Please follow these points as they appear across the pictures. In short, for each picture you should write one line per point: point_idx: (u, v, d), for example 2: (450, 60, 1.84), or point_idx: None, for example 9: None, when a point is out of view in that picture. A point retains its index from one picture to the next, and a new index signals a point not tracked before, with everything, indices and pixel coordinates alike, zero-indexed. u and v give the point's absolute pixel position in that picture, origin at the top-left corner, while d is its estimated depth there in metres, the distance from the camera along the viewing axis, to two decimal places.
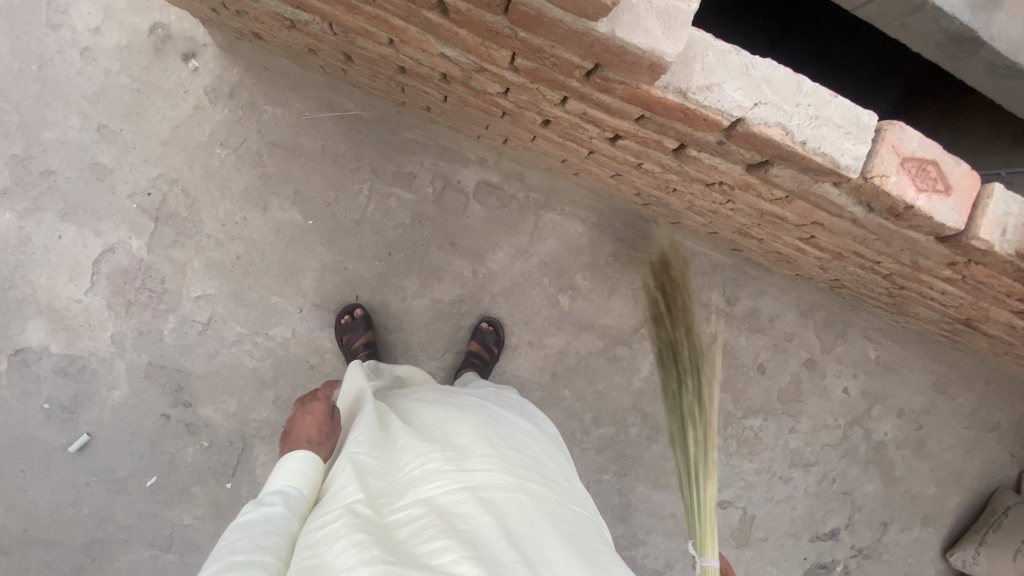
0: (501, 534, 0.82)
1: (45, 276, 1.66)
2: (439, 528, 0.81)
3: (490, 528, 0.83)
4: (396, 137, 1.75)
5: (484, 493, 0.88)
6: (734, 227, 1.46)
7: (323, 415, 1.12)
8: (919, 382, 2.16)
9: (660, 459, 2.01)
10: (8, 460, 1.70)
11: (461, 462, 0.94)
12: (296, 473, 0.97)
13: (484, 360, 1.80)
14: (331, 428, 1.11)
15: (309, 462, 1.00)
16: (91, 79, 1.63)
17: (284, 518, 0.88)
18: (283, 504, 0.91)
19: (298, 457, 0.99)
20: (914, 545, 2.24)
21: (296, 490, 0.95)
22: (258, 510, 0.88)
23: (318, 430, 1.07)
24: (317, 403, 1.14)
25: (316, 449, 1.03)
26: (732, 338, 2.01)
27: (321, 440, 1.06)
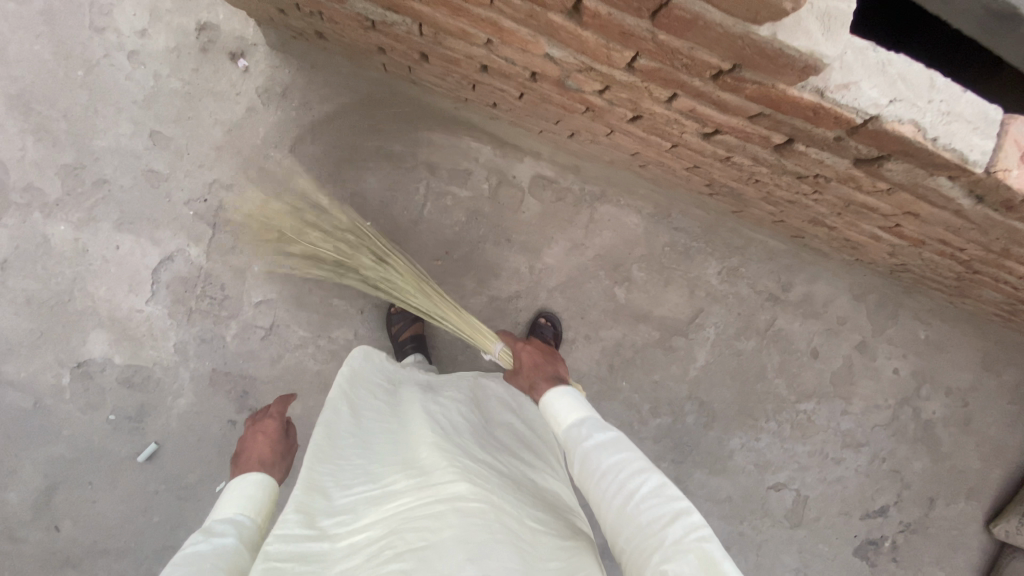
0: (461, 546, 0.76)
1: (105, 286, 1.63)
2: (396, 550, 0.76)
3: (452, 542, 0.76)
4: (450, 133, 1.72)
5: (448, 506, 0.82)
6: (808, 216, 1.44)
7: (276, 434, 1.13)
8: (968, 360, 2.15)
9: (716, 444, 2.06)
10: (75, 473, 1.68)
11: (424, 479, 0.88)
12: (245, 497, 0.96)
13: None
14: (285, 446, 1.12)
15: (262, 485, 0.99)
16: (141, 84, 1.58)
17: (234, 550, 0.84)
18: (234, 532, 0.88)
19: (249, 480, 0.98)
20: (958, 518, 2.22)
21: (246, 515, 0.93)
22: (207, 540, 0.83)
23: (270, 449, 1.08)
24: (269, 423, 1.16)
25: (270, 470, 1.04)
26: (786, 324, 2.01)
27: (274, 459, 1.07)
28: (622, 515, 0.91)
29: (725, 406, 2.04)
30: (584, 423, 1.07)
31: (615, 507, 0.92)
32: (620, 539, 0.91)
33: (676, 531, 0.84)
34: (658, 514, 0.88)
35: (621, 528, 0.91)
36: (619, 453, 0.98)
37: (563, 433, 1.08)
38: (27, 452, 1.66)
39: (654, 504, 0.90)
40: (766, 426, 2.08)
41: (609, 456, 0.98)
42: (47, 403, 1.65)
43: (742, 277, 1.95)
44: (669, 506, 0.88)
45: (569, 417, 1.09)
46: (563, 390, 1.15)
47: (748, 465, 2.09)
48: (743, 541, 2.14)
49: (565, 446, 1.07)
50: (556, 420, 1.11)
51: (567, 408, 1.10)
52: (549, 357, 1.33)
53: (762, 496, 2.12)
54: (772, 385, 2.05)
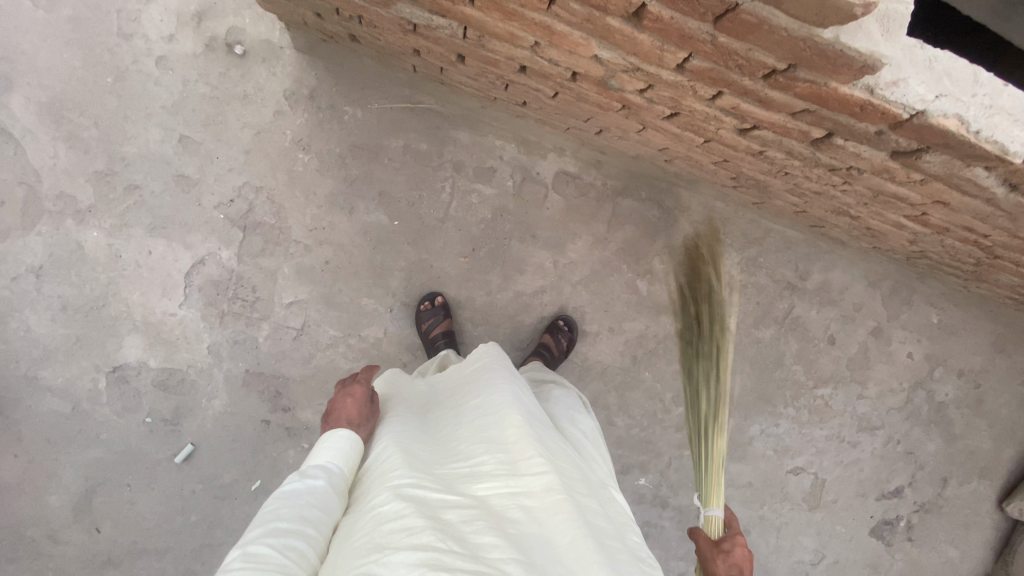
0: (547, 545, 0.77)
1: (138, 291, 1.65)
2: (488, 524, 0.77)
3: (538, 539, 0.78)
4: (476, 131, 1.73)
5: (536, 499, 0.83)
6: (832, 206, 1.48)
7: (365, 398, 1.04)
8: (979, 342, 2.20)
9: (735, 431, 2.10)
10: (113, 476, 1.70)
11: (513, 460, 0.88)
12: (338, 450, 0.92)
13: (551, 351, 1.80)
14: (373, 412, 1.05)
15: (350, 440, 0.95)
16: (170, 89, 1.59)
17: (327, 492, 0.85)
18: (325, 479, 0.87)
19: (339, 435, 0.95)
20: (971, 497, 2.28)
21: (338, 464, 0.91)
22: (302, 480, 0.85)
23: (359, 412, 1.02)
24: (358, 385, 1.06)
25: (357, 431, 0.98)
26: (804, 312, 2.06)
27: (362, 422, 1.00)
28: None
29: (745, 394, 2.08)
30: None
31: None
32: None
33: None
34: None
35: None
36: None
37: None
38: (66, 457, 1.68)
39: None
40: (785, 412, 2.13)
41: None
42: (84, 407, 1.67)
43: (761, 267, 1.99)
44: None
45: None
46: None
47: (767, 451, 2.14)
48: (763, 525, 2.19)
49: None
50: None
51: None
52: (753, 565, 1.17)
53: (782, 480, 2.17)
54: (790, 371, 2.10)
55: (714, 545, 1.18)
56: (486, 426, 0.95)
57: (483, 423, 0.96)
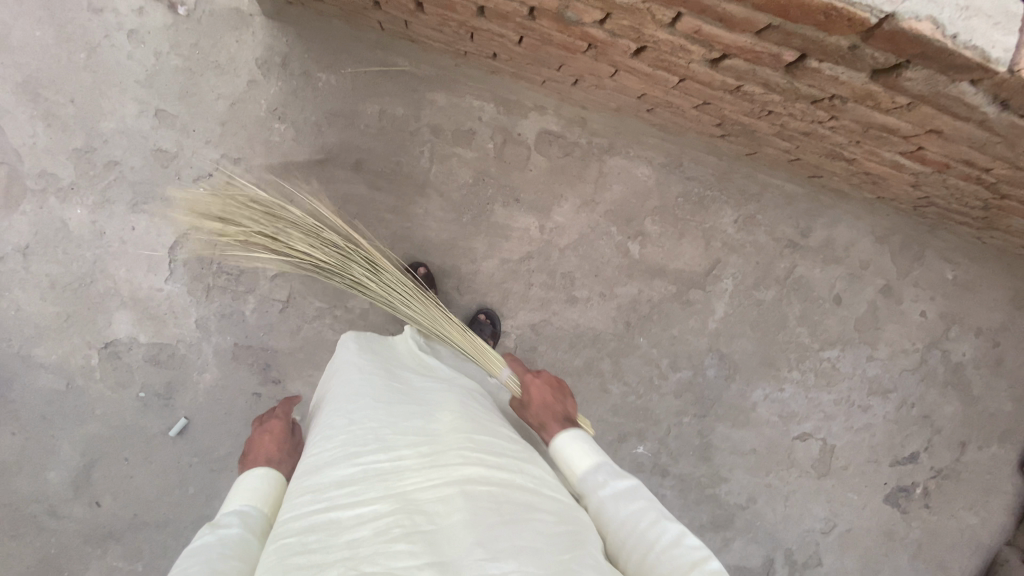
0: (468, 529, 0.78)
1: (124, 267, 1.66)
2: (404, 529, 0.77)
3: (459, 526, 0.78)
4: (452, 93, 1.69)
5: (456, 489, 0.85)
6: (824, 149, 1.40)
7: (282, 433, 1.16)
8: (998, 299, 2.08)
9: (738, 397, 2.03)
10: (111, 450, 1.74)
11: (433, 459, 0.90)
12: (252, 491, 1.02)
13: None
14: (291, 444, 1.15)
15: (266, 478, 1.04)
16: (144, 64, 1.59)
17: (242, 538, 0.90)
18: (240, 523, 0.94)
19: (255, 474, 1.04)
20: (992, 461, 2.18)
21: (255, 507, 0.99)
22: (214, 532, 0.90)
23: (277, 447, 1.12)
24: (276, 422, 1.18)
25: (277, 466, 1.08)
26: (807, 271, 1.97)
27: (282, 457, 1.11)
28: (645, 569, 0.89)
29: (747, 358, 2.00)
30: (599, 470, 1.05)
31: (638, 561, 0.91)
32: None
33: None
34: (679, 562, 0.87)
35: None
36: (637, 504, 0.98)
37: (578, 481, 1.06)
38: (64, 433, 1.72)
39: (676, 551, 0.89)
40: (790, 376, 2.05)
41: (628, 509, 0.97)
42: (79, 383, 1.70)
43: (760, 224, 1.91)
44: (690, 557, 0.88)
45: (582, 464, 1.07)
46: (572, 436, 1.12)
47: (772, 417, 2.07)
48: (770, 493, 2.12)
49: (579, 494, 1.05)
50: (569, 467, 1.08)
51: (578, 452, 1.08)
52: (559, 391, 1.27)
53: (788, 446, 2.10)
54: (794, 333, 2.01)
55: (531, 407, 1.24)
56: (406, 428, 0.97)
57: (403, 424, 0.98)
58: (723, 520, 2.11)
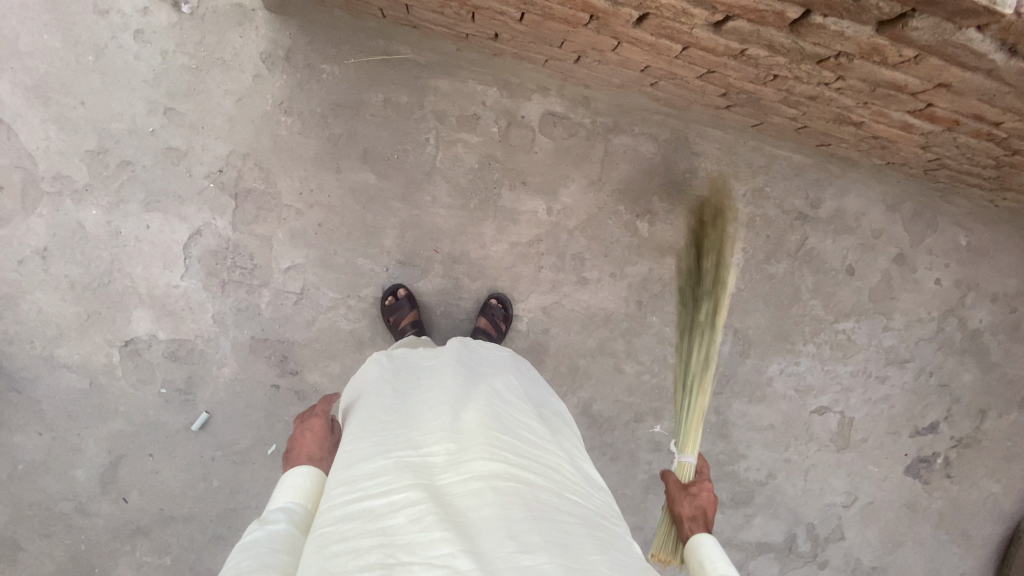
0: (500, 523, 0.75)
1: (141, 265, 1.69)
2: (440, 516, 0.74)
3: (490, 519, 0.76)
4: (455, 78, 1.70)
5: (485, 484, 0.82)
6: (833, 113, 1.39)
7: (324, 430, 1.07)
8: (1013, 263, 2.06)
9: (753, 372, 2.02)
10: (136, 446, 1.77)
11: (461, 454, 0.88)
12: (296, 487, 0.94)
13: (493, 334, 1.77)
14: (332, 441, 1.08)
15: (310, 475, 0.97)
16: (150, 63, 1.61)
17: (289, 534, 0.84)
18: (287, 519, 0.87)
19: (298, 473, 0.96)
20: (1012, 428, 2.16)
21: (298, 503, 0.92)
22: (262, 528, 0.84)
23: (319, 445, 1.04)
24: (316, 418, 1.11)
25: (320, 465, 1.00)
26: (818, 242, 1.95)
27: (323, 455, 1.02)
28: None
29: (760, 333, 1.99)
30: None
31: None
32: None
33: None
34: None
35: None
36: None
37: None
38: (90, 431, 1.75)
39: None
40: (805, 349, 2.03)
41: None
42: (101, 382, 1.73)
43: (768, 197, 1.90)
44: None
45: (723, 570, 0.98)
46: (716, 542, 1.04)
47: (789, 391, 2.05)
48: (789, 468, 2.11)
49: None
50: (705, 566, 1.00)
51: (723, 564, 0.99)
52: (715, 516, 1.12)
53: (806, 420, 2.08)
54: (808, 306, 2.00)
55: (684, 493, 1.12)
56: (435, 425, 0.95)
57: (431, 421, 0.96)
58: (743, 496, 2.10)
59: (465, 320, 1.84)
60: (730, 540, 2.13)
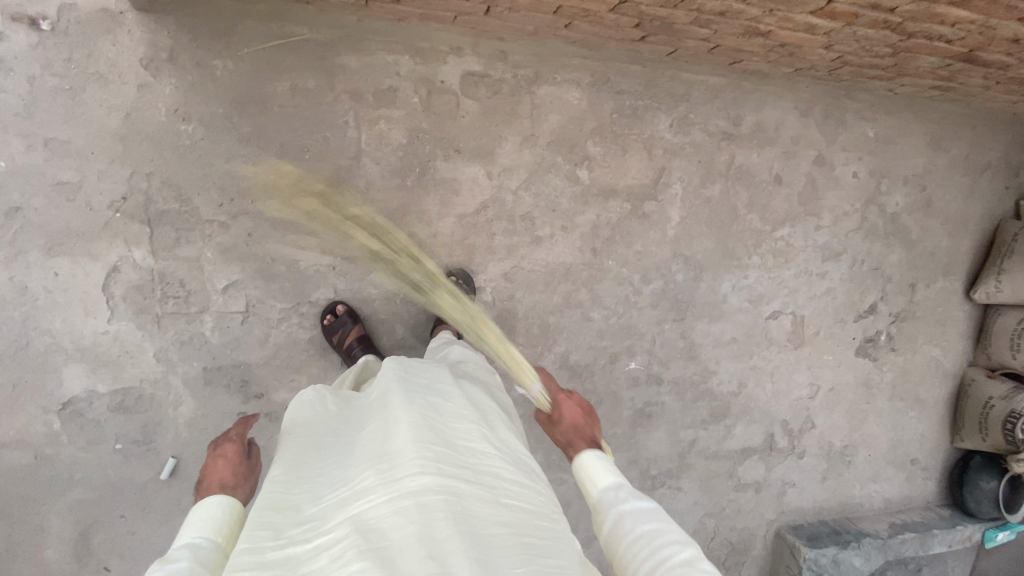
0: (424, 541, 0.76)
1: (58, 318, 1.52)
2: (359, 547, 0.75)
3: (413, 538, 0.76)
4: (362, 53, 1.60)
5: (412, 500, 0.82)
6: (742, 27, 1.44)
7: (239, 455, 1.06)
8: (916, 146, 2.24)
9: (710, 293, 2.10)
10: (103, 510, 1.63)
11: (389, 472, 0.87)
12: (207, 520, 0.91)
13: (459, 313, 1.73)
14: (248, 468, 1.05)
15: (223, 507, 0.94)
16: (14, 91, 1.41)
17: (193, 570, 0.81)
18: (191, 555, 0.84)
19: (211, 503, 0.94)
20: (939, 295, 2.40)
21: (207, 536, 0.89)
22: (163, 567, 0.80)
23: (233, 472, 1.01)
24: (231, 443, 1.08)
25: (233, 492, 0.98)
26: (746, 158, 2.03)
27: (238, 482, 1.00)
28: None
29: (710, 255, 2.07)
30: (622, 489, 1.05)
31: None
32: None
33: None
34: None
35: None
36: (655, 523, 0.97)
37: (598, 497, 1.06)
38: (44, 508, 1.59)
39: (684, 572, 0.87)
40: (752, 262, 2.13)
41: (644, 528, 0.96)
42: (45, 453, 1.57)
43: (694, 123, 1.94)
44: None
45: (603, 481, 1.07)
46: (596, 454, 1.12)
47: (745, 304, 2.16)
48: (758, 375, 2.24)
49: (599, 512, 1.05)
50: (589, 483, 1.09)
51: (602, 474, 1.08)
52: (590, 415, 1.23)
53: (764, 328, 2.21)
54: (748, 221, 2.09)
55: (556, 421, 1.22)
56: (368, 451, 0.95)
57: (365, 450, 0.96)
58: (722, 410, 2.22)
59: (427, 303, 1.79)
60: (718, 453, 2.26)
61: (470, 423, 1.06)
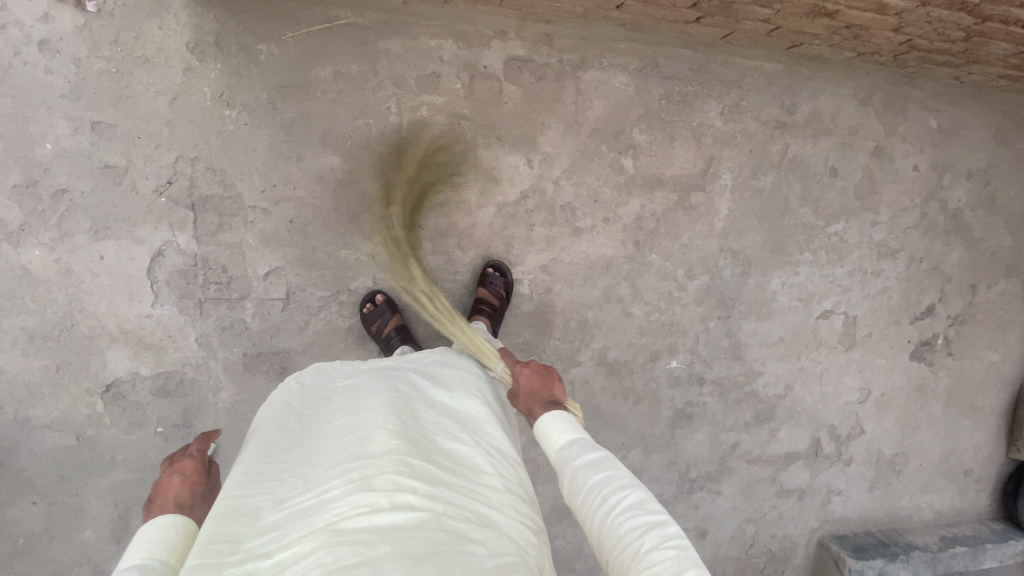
0: (400, 564, 0.65)
1: (104, 301, 1.54)
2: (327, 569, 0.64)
3: (389, 562, 0.65)
4: (405, 36, 1.57)
5: (387, 518, 0.71)
6: (808, 4, 1.41)
7: (199, 473, 0.93)
8: (983, 137, 2.10)
9: (757, 291, 2.01)
10: (145, 492, 1.66)
11: (363, 480, 0.75)
12: (153, 541, 0.79)
13: (494, 306, 1.70)
14: (208, 488, 0.93)
15: (175, 526, 0.83)
16: (65, 74, 1.43)
17: None
18: None
19: (160, 524, 0.82)
20: (1003, 297, 2.25)
21: (156, 558, 0.77)
22: None
23: (192, 492, 0.89)
24: (189, 459, 0.95)
25: (190, 514, 0.86)
26: (800, 149, 1.93)
27: (196, 502, 0.89)
28: (603, 531, 0.87)
29: (758, 250, 1.98)
30: (573, 442, 1.03)
31: (597, 523, 0.88)
32: (604, 560, 0.87)
33: (650, 539, 0.81)
34: (636, 525, 0.84)
35: (605, 543, 0.87)
36: (604, 470, 0.94)
37: (554, 457, 1.04)
38: (89, 487, 1.62)
39: (636, 516, 0.85)
40: (802, 258, 2.03)
41: (593, 476, 0.94)
42: (90, 434, 1.59)
43: (745, 111, 1.86)
44: (648, 519, 0.85)
45: (560, 438, 1.05)
46: (549, 417, 1.10)
47: (793, 302, 2.06)
48: (804, 377, 2.14)
49: (556, 468, 1.02)
50: (546, 445, 1.07)
51: (556, 433, 1.05)
52: (548, 378, 1.21)
53: (813, 327, 2.10)
54: (799, 216, 1.99)
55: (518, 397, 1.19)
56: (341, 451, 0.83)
57: (337, 450, 0.84)
58: (766, 413, 2.13)
59: (463, 294, 1.76)
60: (760, 457, 2.17)
61: (456, 428, 0.95)
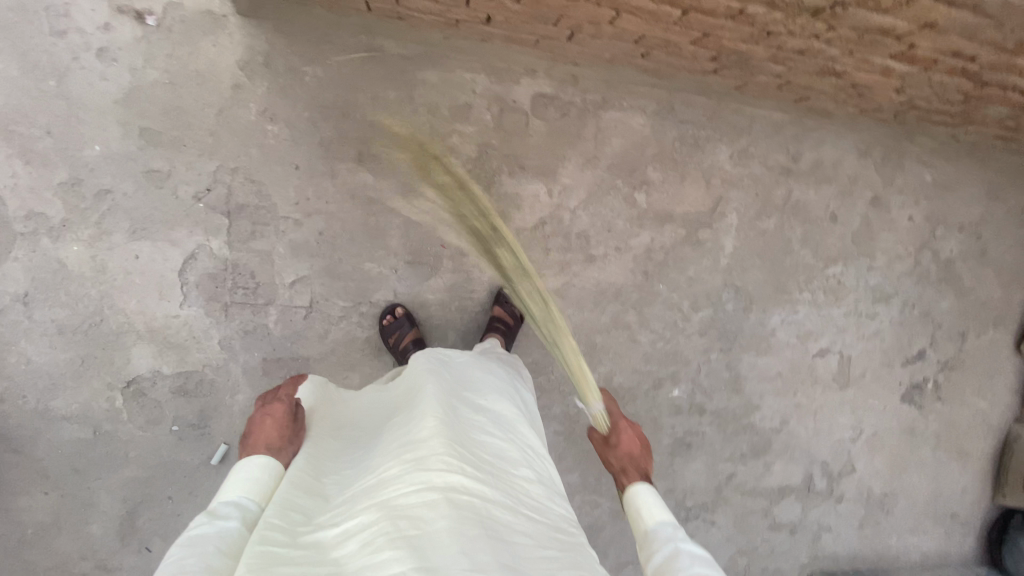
0: (455, 538, 0.71)
1: (134, 298, 1.59)
2: (390, 535, 0.71)
3: (445, 533, 0.72)
4: (442, 68, 1.67)
5: (440, 494, 0.77)
6: (819, 64, 1.54)
7: (286, 416, 0.97)
8: (974, 194, 2.22)
9: (757, 326, 2.09)
10: (153, 489, 1.68)
11: (417, 462, 0.82)
12: (251, 480, 0.86)
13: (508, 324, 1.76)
14: (295, 432, 0.97)
15: (267, 468, 0.88)
16: (120, 82, 1.51)
17: (240, 533, 0.78)
18: (238, 516, 0.81)
19: (255, 463, 0.88)
20: (991, 346, 2.35)
21: (252, 497, 0.85)
22: (212, 523, 0.78)
23: (280, 435, 0.94)
24: (279, 403, 0.99)
25: (279, 456, 0.91)
26: (803, 194, 2.04)
27: (283, 445, 0.93)
28: None
29: (760, 288, 2.07)
30: (675, 530, 1.04)
31: None
32: None
33: None
34: None
35: None
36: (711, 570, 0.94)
37: (649, 531, 1.05)
38: (99, 482, 1.64)
39: None
40: (802, 297, 2.12)
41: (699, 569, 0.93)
42: (106, 428, 1.62)
43: (753, 156, 1.97)
44: None
45: (658, 515, 1.07)
46: (647, 487, 1.13)
47: (791, 339, 2.14)
48: (800, 412, 2.21)
49: (649, 546, 1.03)
50: (641, 514, 1.09)
51: (658, 508, 1.08)
52: (646, 448, 1.20)
53: (809, 364, 2.18)
54: (800, 257, 2.09)
55: (612, 448, 1.19)
56: (394, 441, 0.90)
57: (390, 441, 0.92)
58: (762, 446, 2.19)
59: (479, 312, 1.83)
60: (755, 489, 2.22)
61: (494, 424, 1.02)
